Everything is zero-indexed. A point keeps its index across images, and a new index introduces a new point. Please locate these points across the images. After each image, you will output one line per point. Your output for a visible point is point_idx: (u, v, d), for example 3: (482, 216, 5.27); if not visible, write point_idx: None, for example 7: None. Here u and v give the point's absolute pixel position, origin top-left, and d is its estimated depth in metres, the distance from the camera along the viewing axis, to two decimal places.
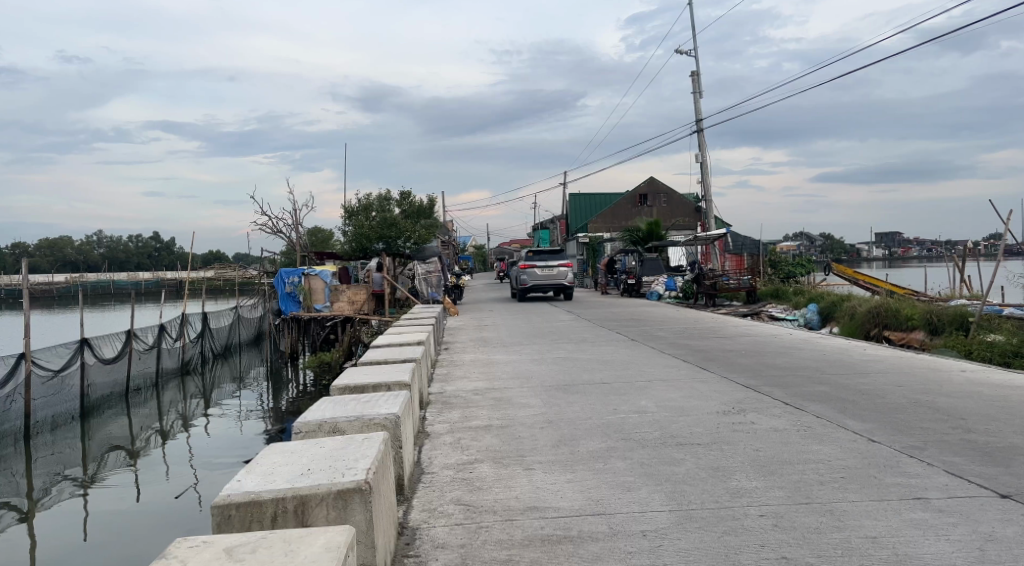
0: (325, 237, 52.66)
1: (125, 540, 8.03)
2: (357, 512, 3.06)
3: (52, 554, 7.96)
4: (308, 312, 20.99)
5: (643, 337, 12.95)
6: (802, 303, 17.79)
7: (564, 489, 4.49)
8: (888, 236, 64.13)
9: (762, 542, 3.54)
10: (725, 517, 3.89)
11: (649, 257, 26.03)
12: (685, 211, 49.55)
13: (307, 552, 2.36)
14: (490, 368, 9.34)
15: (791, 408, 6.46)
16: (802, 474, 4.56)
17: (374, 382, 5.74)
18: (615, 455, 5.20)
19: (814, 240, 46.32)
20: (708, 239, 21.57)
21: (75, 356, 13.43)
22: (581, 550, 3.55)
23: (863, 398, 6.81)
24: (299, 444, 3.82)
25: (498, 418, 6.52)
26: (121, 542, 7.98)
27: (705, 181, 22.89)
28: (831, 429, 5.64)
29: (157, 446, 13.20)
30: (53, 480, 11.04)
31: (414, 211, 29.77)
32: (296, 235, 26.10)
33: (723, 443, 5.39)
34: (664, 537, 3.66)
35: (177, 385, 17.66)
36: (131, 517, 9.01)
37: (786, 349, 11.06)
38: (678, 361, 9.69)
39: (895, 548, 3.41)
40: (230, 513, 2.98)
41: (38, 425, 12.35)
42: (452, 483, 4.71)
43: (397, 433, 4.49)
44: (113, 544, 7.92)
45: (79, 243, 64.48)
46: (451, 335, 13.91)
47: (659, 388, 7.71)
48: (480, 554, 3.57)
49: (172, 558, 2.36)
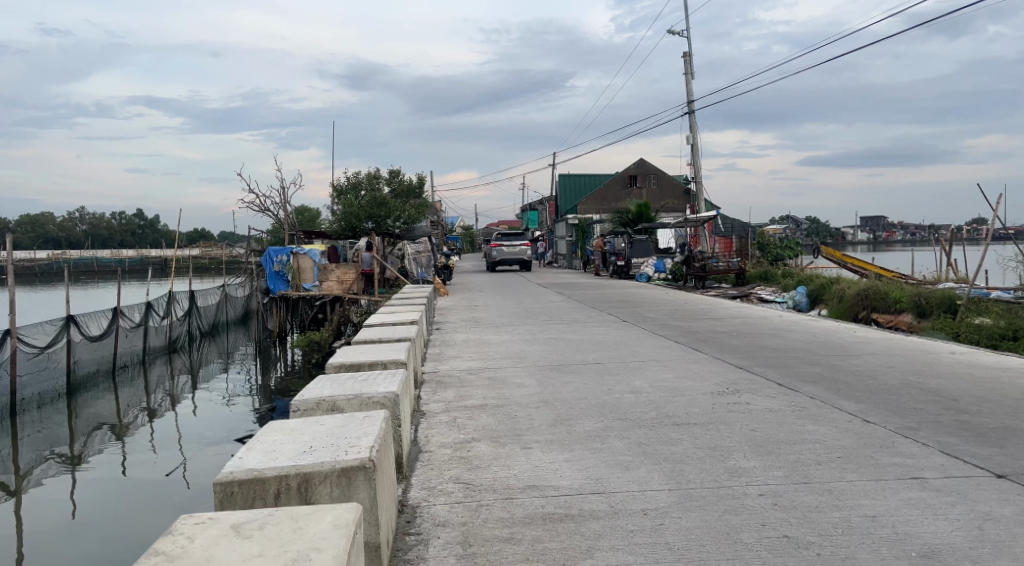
0: (312, 215, 52.23)
1: (115, 519, 7.95)
2: (360, 490, 3.05)
3: (42, 530, 7.93)
4: (297, 290, 20.96)
5: (633, 317, 13.03)
6: (791, 286, 17.87)
7: (563, 468, 4.48)
8: (874, 219, 64.40)
9: (763, 521, 3.56)
10: (725, 497, 3.91)
11: (638, 239, 26.07)
12: (674, 193, 49.70)
13: (316, 530, 2.33)
14: (483, 348, 9.32)
15: (785, 389, 6.50)
16: (799, 454, 4.59)
17: (370, 360, 5.71)
18: (611, 435, 5.20)
19: (801, 224, 46.70)
20: (698, 221, 21.50)
21: (61, 332, 13.33)
22: (582, 529, 3.56)
23: (855, 379, 6.87)
24: (298, 422, 3.78)
25: (494, 398, 6.51)
26: (110, 521, 7.90)
27: (695, 163, 22.85)
28: (826, 410, 5.68)
29: (144, 424, 13.13)
30: (39, 457, 10.97)
31: (404, 190, 29.53)
32: (284, 214, 25.80)
33: (719, 424, 5.41)
34: (665, 516, 3.67)
35: (164, 363, 17.53)
36: (121, 495, 8.95)
37: (775, 331, 11.12)
38: (670, 342, 9.72)
39: (895, 527, 3.44)
40: (233, 489, 2.95)
41: (25, 402, 12.27)
42: (450, 462, 4.71)
43: (396, 412, 4.47)
44: (105, 521, 7.93)
45: (61, 220, 63.55)
46: (442, 315, 13.86)
47: (653, 368, 7.75)
48: (482, 533, 3.56)
49: (179, 534, 2.31)
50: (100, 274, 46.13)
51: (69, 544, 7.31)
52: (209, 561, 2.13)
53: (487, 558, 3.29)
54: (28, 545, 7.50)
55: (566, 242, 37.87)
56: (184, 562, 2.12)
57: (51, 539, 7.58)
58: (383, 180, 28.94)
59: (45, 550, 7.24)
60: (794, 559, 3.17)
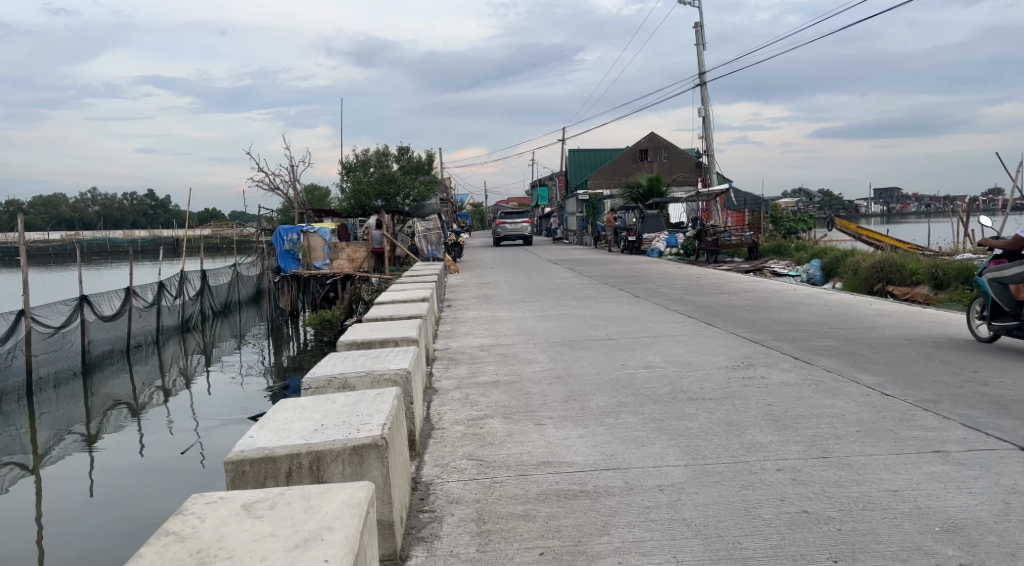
0: (321, 194, 52.31)
1: (130, 498, 8.02)
2: (373, 468, 3.01)
3: (62, 508, 8.05)
4: (308, 269, 20.97)
5: (646, 292, 12.94)
6: (805, 259, 17.71)
7: (578, 444, 4.44)
8: (887, 191, 63.53)
9: (782, 496, 3.51)
10: (742, 472, 3.85)
11: (650, 214, 25.86)
12: (686, 166, 49.25)
13: (328, 508, 2.29)
14: (494, 325, 9.29)
15: (801, 362, 6.43)
16: (817, 428, 4.53)
17: (381, 337, 5.68)
18: (625, 410, 5.15)
19: (814, 196, 46.23)
20: (710, 194, 21.26)
21: (75, 312, 13.42)
22: (598, 505, 3.51)
23: (873, 352, 6.78)
24: (310, 401, 3.74)
25: (506, 374, 6.49)
26: (125, 500, 7.97)
27: (708, 136, 22.55)
28: (843, 383, 5.61)
29: (160, 402, 13.25)
30: (57, 435, 11.11)
31: (413, 166, 29.35)
32: (293, 192, 25.73)
33: (734, 398, 5.35)
34: (682, 492, 3.62)
35: (177, 343, 17.63)
36: (136, 474, 9.03)
37: (790, 305, 11.01)
38: (683, 317, 9.64)
39: (917, 501, 3.38)
40: (244, 468, 2.92)
41: (41, 381, 12.41)
42: (463, 439, 4.68)
43: (409, 389, 4.43)
44: (122, 499, 8.02)
45: (73, 201, 64.03)
46: (452, 292, 13.81)
47: (666, 343, 7.69)
48: (496, 510, 3.52)
49: (189, 514, 2.26)
50: (112, 255, 46.63)
51: (85, 523, 7.38)
52: (221, 541, 2.10)
53: (502, 535, 3.26)
54: (45, 524, 7.59)
55: (577, 219, 37.63)
56: (195, 542, 2.08)
57: (70, 517, 7.69)
58: (392, 157, 28.77)
59: (62, 529, 7.32)
60: (814, 535, 3.11)
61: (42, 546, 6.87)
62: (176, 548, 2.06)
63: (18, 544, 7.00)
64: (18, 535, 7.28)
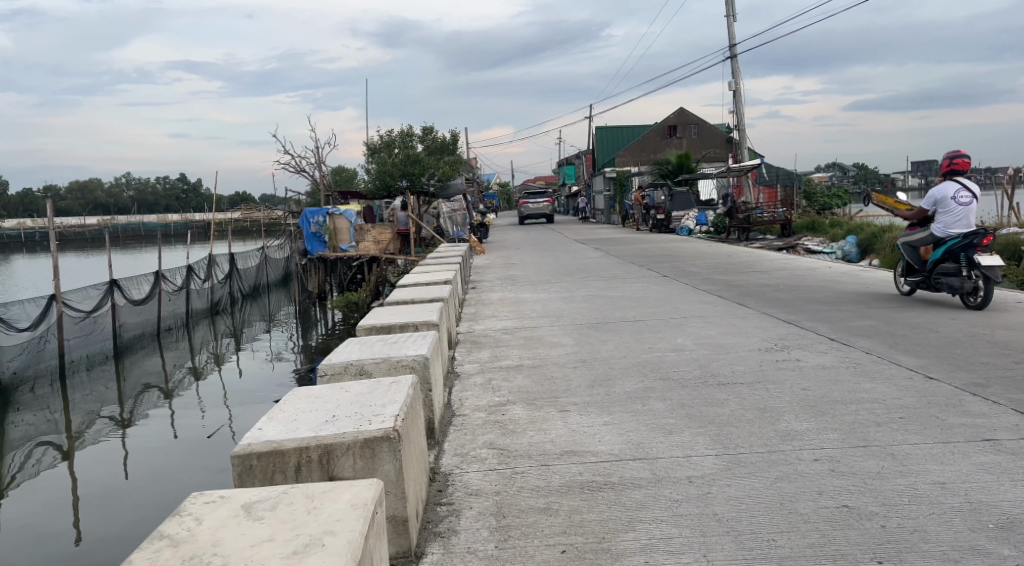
0: (347, 175, 52.66)
1: (162, 480, 8.07)
2: (385, 462, 2.87)
3: (95, 489, 8.16)
4: (335, 251, 21.00)
5: (675, 272, 12.65)
6: (839, 235, 17.23)
7: (602, 432, 4.27)
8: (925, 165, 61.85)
9: (820, 489, 3.30)
10: (777, 462, 3.65)
11: (679, 191, 25.38)
12: (716, 142, 48.36)
13: (332, 510, 2.15)
14: (519, 307, 9.13)
15: (838, 344, 6.17)
16: (856, 415, 4.29)
17: (400, 322, 5.55)
18: (652, 396, 4.96)
19: (848, 171, 45.07)
20: (741, 170, 20.75)
21: (105, 297, 13.58)
22: (623, 498, 3.34)
23: (914, 332, 6.48)
24: (324, 389, 3.61)
25: (530, 358, 6.33)
26: (159, 483, 8.03)
27: (739, 110, 21.99)
28: (883, 366, 5.35)
29: (191, 384, 13.38)
30: (90, 417, 11.27)
31: (437, 146, 29.12)
32: (319, 174, 25.74)
33: (767, 383, 5.14)
34: (713, 484, 3.43)
35: (207, 326, 17.79)
36: (167, 455, 9.10)
37: (824, 283, 10.66)
38: (713, 297, 9.36)
39: (968, 496, 3.16)
40: (252, 462, 2.81)
41: (74, 364, 12.59)
42: (484, 426, 4.53)
43: (427, 375, 4.28)
44: (152, 481, 8.10)
45: (107, 187, 65.29)
46: (477, 274, 13.65)
47: (696, 324, 7.46)
48: (516, 503, 3.37)
49: (186, 515, 2.14)
50: (143, 239, 47.69)
51: (119, 506, 7.44)
52: (216, 546, 1.96)
53: (522, 531, 3.10)
54: (81, 506, 7.67)
55: (604, 197, 37.17)
56: (189, 548, 1.95)
57: (102, 498, 7.79)
58: (417, 137, 28.56)
59: (96, 512, 7.36)
60: (856, 532, 2.91)
61: (79, 529, 6.93)
62: (168, 554, 1.93)
63: (57, 528, 7.08)
64: (55, 519, 7.36)
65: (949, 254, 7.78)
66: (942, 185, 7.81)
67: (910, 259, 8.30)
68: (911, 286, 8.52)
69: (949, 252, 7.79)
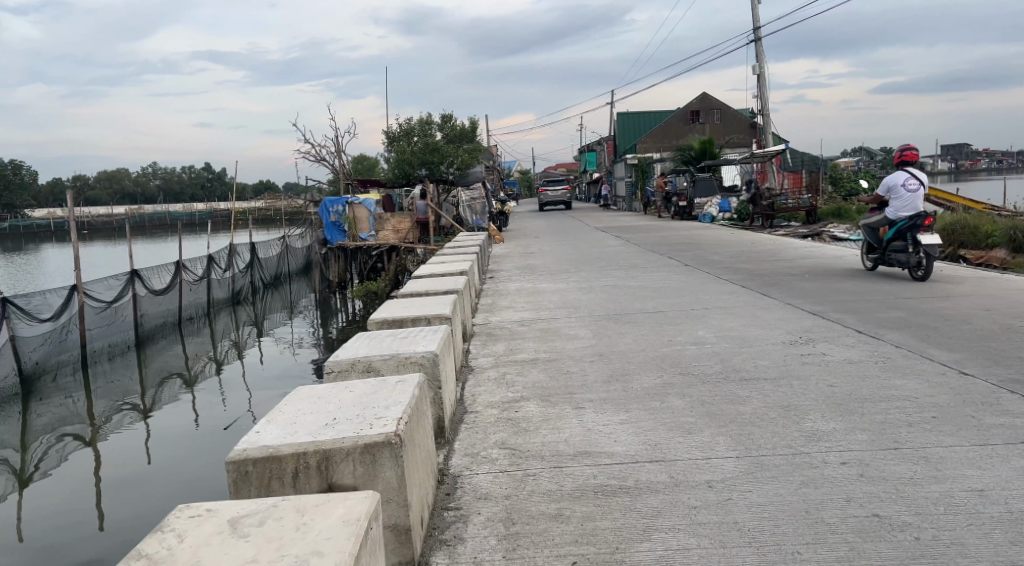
0: (369, 164, 52.73)
1: (184, 469, 8.05)
2: (386, 468, 2.74)
3: (117, 476, 8.20)
4: (354, 240, 20.90)
5: (697, 261, 12.41)
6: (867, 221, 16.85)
7: (619, 431, 4.10)
8: (956, 149, 60.52)
9: (847, 496, 3.11)
10: (801, 466, 3.46)
11: (702, 177, 25.01)
12: (740, 127, 47.64)
13: (323, 526, 2.02)
14: (537, 297, 8.96)
15: (866, 337, 5.93)
16: (886, 414, 4.08)
17: (412, 316, 5.40)
18: (671, 393, 4.78)
19: (876, 155, 44.14)
20: (766, 156, 20.33)
21: (126, 287, 13.65)
22: (639, 504, 3.18)
23: (946, 324, 6.22)
24: (327, 388, 3.48)
25: (546, 351, 6.17)
26: (181, 470, 8.00)
27: (763, 95, 21.54)
28: (914, 361, 5.12)
29: (212, 373, 13.42)
30: (113, 406, 11.33)
31: (457, 133, 28.92)
32: (338, 163, 25.68)
33: (792, 378, 4.94)
34: (733, 489, 3.25)
35: (229, 315, 17.86)
36: (188, 444, 9.11)
37: (851, 271, 10.39)
38: (736, 287, 9.13)
39: (1009, 505, 2.95)
40: (247, 469, 2.70)
41: (96, 354, 12.68)
42: (497, 424, 4.38)
43: (436, 373, 4.14)
44: (173, 469, 8.11)
45: (133, 177, 66.11)
46: (496, 263, 13.49)
47: (717, 316, 7.25)
48: (527, 508, 3.23)
49: (168, 532, 2.02)
50: (168, 229, 48.18)
51: (142, 493, 7.42)
52: None
53: (532, 540, 2.96)
54: (104, 493, 7.66)
55: (626, 184, 36.76)
56: None
57: (125, 484, 7.83)
58: (436, 125, 28.38)
59: (120, 499, 7.35)
60: (888, 545, 2.72)
61: (103, 517, 6.91)
62: None
63: (81, 515, 7.07)
64: (79, 506, 7.35)
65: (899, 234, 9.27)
66: (895, 172, 9.26)
67: (869, 238, 9.80)
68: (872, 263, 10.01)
69: (899, 233, 9.28)
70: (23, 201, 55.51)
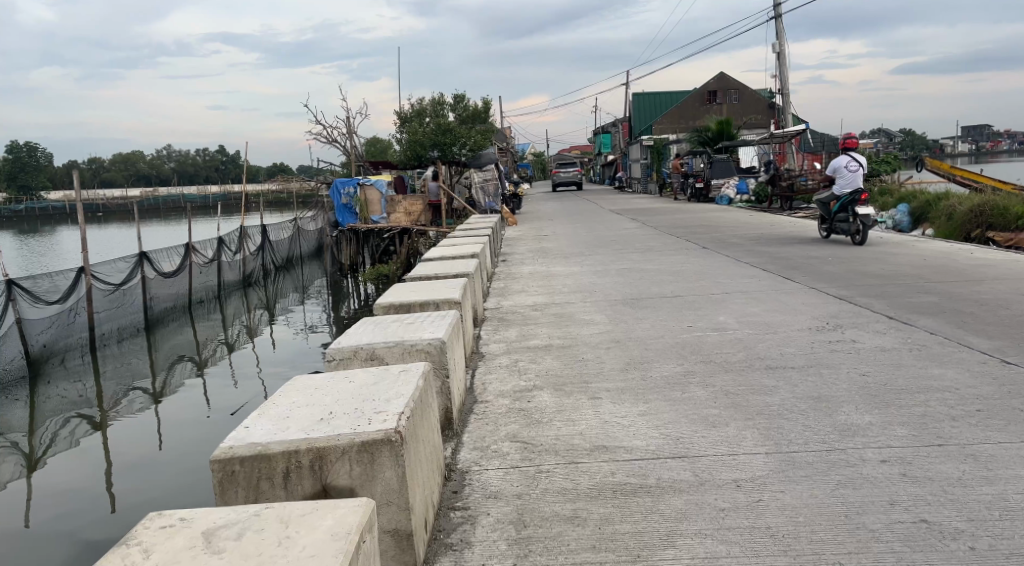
0: (382, 146, 52.43)
1: (195, 452, 7.95)
2: (386, 468, 2.50)
3: (126, 459, 8.07)
4: (366, 223, 20.74)
5: (715, 243, 12.09)
6: (890, 203, 16.41)
7: (638, 424, 3.85)
8: (978, 130, 59.40)
9: (891, 499, 2.84)
10: (837, 464, 3.18)
11: (719, 159, 24.51)
12: (758, 108, 46.85)
13: (308, 540, 1.79)
14: (550, 281, 8.70)
15: (897, 323, 5.63)
16: (926, 407, 3.79)
17: (420, 301, 5.17)
18: (693, 382, 4.52)
19: (896, 137, 43.28)
20: (785, 136, 19.86)
21: (135, 269, 13.53)
22: (661, 506, 2.93)
23: (982, 310, 5.90)
24: (326, 379, 3.25)
25: (560, 337, 5.91)
26: (194, 454, 7.90)
27: (783, 74, 21.00)
28: (951, 349, 4.82)
29: (223, 356, 13.28)
30: (123, 389, 11.23)
31: (470, 115, 28.53)
32: (350, 144, 25.41)
33: (820, 367, 4.66)
34: (764, 490, 2.99)
35: (240, 298, 17.73)
36: (199, 427, 8.97)
37: (878, 254, 10.04)
38: (757, 270, 8.83)
39: None
40: (234, 468, 2.48)
41: (105, 337, 12.59)
42: (507, 415, 4.14)
43: (443, 361, 3.90)
44: (182, 453, 7.97)
45: (148, 161, 66.23)
46: (508, 246, 13.23)
47: (739, 300, 6.96)
48: (539, 509, 2.99)
49: (133, 547, 1.80)
50: (181, 211, 48.09)
51: (154, 477, 7.31)
52: None
53: (544, 544, 2.71)
54: (115, 476, 7.56)
55: (641, 166, 36.23)
56: None
57: (133, 469, 7.70)
58: (448, 106, 28.01)
59: (132, 483, 7.25)
60: (940, 557, 2.45)
61: (116, 501, 6.82)
62: None
63: (94, 499, 6.99)
64: (91, 490, 7.26)
65: (842, 207, 11.35)
66: (841, 157, 11.34)
67: (820, 211, 11.83)
68: (824, 232, 12.00)
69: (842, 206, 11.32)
70: (39, 182, 55.54)
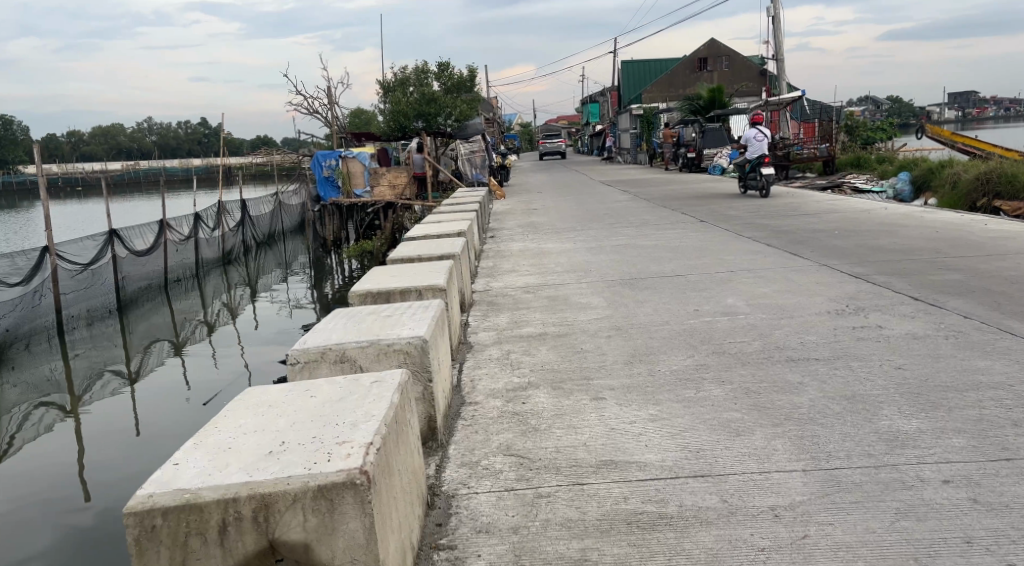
0: (367, 118, 51.31)
1: (170, 436, 7.46)
2: (350, 518, 1.98)
3: (93, 447, 7.52)
4: (348, 196, 20.02)
5: (713, 216, 11.55)
6: (889, 172, 15.92)
7: (650, 433, 3.33)
8: (967, 96, 59.01)
9: (966, 536, 2.35)
10: (893, 486, 2.69)
11: (711, 128, 23.89)
12: (749, 75, 46.11)
13: None
14: (542, 259, 8.16)
15: (926, 306, 5.13)
16: (981, 410, 3.30)
17: (400, 288, 4.63)
18: (707, 378, 4.00)
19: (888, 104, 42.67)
20: (781, 104, 19.22)
21: (104, 247, 12.87)
22: (689, 544, 2.44)
23: (1015, 289, 5.42)
24: (283, 393, 2.70)
25: (556, 324, 5.36)
26: (169, 439, 7.39)
27: (779, 39, 20.32)
28: (993, 337, 4.32)
29: (201, 337, 12.67)
30: (93, 373, 10.63)
31: (455, 84, 27.57)
32: (331, 115, 24.53)
33: (848, 359, 4.16)
34: (810, 522, 2.50)
35: (219, 276, 17.06)
36: (174, 410, 8.41)
37: (887, 226, 9.55)
38: (761, 245, 8.32)
39: None
40: (155, 523, 1.95)
41: (72, 319, 11.96)
42: (500, 421, 3.62)
43: (426, 363, 3.36)
44: (155, 438, 7.47)
45: (129, 135, 64.75)
46: (497, 220, 12.64)
47: (746, 280, 6.44)
48: (540, 548, 2.48)
49: None
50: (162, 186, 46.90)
51: (126, 462, 6.84)
52: None
53: None
54: (83, 464, 7.03)
55: (631, 135, 35.47)
56: None
57: (101, 455, 7.18)
58: (433, 75, 27.03)
59: (103, 468, 6.76)
60: None
61: (86, 488, 6.34)
62: None
63: (62, 487, 6.45)
64: (56, 477, 6.71)
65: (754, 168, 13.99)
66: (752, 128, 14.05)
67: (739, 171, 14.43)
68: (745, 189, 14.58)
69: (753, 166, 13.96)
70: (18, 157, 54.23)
